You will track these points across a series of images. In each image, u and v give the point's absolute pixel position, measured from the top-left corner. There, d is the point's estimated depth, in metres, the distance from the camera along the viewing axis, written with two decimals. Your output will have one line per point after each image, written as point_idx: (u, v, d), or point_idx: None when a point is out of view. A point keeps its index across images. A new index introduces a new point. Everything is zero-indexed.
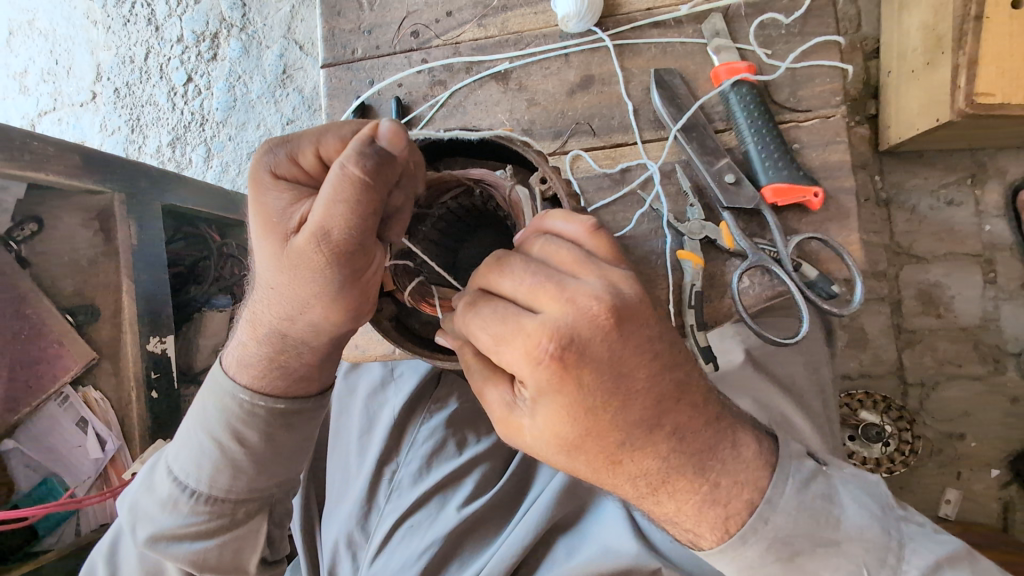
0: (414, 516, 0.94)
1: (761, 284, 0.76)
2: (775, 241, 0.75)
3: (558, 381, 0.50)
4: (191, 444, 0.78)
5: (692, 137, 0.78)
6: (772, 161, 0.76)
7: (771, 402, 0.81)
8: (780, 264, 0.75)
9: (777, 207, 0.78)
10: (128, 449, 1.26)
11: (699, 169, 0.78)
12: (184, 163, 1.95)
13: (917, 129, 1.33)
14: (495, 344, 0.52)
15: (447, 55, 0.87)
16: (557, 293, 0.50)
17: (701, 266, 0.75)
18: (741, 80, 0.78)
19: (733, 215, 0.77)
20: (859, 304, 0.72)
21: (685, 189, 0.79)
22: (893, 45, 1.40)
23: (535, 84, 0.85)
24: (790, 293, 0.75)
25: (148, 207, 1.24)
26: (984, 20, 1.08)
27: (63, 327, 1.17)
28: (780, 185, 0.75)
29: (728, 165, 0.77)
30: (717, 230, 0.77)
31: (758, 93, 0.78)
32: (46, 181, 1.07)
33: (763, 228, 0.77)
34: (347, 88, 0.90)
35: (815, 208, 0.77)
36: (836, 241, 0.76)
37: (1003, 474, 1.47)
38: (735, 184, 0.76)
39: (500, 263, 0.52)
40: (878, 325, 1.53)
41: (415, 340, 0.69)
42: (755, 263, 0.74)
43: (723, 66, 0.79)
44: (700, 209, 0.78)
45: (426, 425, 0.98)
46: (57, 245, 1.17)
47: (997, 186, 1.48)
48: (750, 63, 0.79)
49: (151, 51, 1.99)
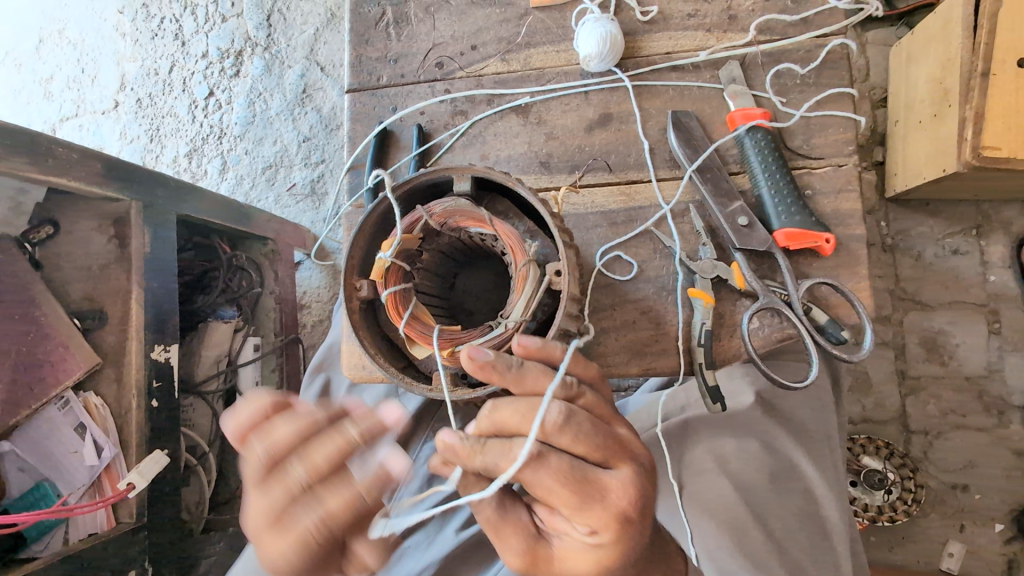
0: (411, 537, 1.00)
1: (770, 327, 0.77)
2: (787, 283, 0.76)
3: (621, 531, 0.58)
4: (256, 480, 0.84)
5: (707, 178, 0.80)
6: (785, 206, 0.77)
7: (778, 445, 0.89)
8: (790, 307, 0.75)
9: (789, 251, 0.79)
10: (124, 458, 1.21)
11: (713, 211, 0.79)
12: (200, 174, 1.98)
13: (923, 179, 1.35)
14: (576, 510, 0.57)
15: (470, 87, 0.90)
16: (620, 453, 0.59)
17: (712, 305, 0.76)
18: (756, 126, 0.80)
19: (745, 256, 0.78)
20: (869, 352, 0.73)
21: (698, 229, 0.80)
22: (900, 97, 1.43)
23: (554, 119, 0.87)
24: (800, 337, 0.75)
25: (164, 217, 1.24)
26: (990, 77, 1.11)
27: (71, 331, 1.18)
28: (793, 230, 0.76)
29: (741, 208, 0.78)
30: (729, 270, 0.77)
31: (773, 140, 0.80)
32: (67, 186, 1.08)
33: (774, 270, 0.78)
34: (370, 113, 0.92)
35: (826, 254, 0.78)
36: (847, 288, 0.76)
37: (1007, 529, 1.45)
38: (748, 226, 0.77)
39: (571, 420, 0.57)
40: (882, 370, 1.52)
41: (371, 331, 0.68)
42: (765, 304, 0.75)
43: (739, 111, 0.81)
44: (712, 249, 0.79)
45: (426, 447, 1.02)
46: (74, 250, 1.21)
47: (1002, 237, 1.49)
48: (765, 110, 0.81)
49: (176, 65, 2.04)
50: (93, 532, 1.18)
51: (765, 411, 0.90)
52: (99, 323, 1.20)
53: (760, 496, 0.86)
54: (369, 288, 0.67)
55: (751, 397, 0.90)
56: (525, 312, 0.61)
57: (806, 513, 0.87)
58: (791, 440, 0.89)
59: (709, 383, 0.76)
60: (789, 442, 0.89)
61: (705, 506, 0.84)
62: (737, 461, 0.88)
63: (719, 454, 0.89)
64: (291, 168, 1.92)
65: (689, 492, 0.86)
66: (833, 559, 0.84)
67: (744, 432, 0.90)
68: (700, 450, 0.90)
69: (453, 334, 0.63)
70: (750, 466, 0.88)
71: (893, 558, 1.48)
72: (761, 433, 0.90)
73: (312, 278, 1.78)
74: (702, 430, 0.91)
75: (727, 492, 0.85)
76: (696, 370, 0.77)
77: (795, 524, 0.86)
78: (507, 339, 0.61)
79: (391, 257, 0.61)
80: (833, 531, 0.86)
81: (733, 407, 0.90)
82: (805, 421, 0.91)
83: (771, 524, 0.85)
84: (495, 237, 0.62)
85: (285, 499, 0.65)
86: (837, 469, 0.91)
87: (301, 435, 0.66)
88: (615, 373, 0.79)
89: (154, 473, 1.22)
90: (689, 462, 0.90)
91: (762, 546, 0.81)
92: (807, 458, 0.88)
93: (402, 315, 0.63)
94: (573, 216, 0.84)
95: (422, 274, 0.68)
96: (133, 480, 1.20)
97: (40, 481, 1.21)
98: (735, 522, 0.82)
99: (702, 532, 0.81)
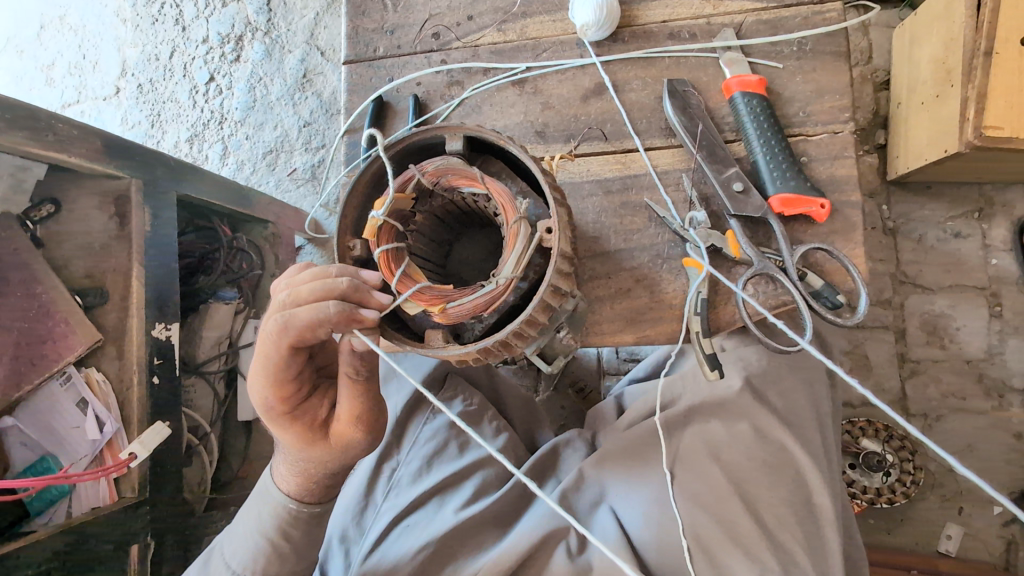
0: (411, 517, 0.96)
1: (766, 292, 0.77)
2: (781, 250, 0.76)
3: None
4: (258, 497, 0.85)
5: (702, 146, 0.80)
6: (780, 172, 0.77)
7: (771, 434, 0.87)
8: (784, 271, 0.75)
9: (784, 217, 0.79)
10: (126, 432, 1.21)
11: (708, 176, 0.79)
12: (201, 159, 1.98)
13: (925, 159, 1.34)
14: None
15: (466, 57, 0.90)
16: None
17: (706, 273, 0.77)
18: (753, 92, 0.80)
19: (740, 222, 0.78)
20: (864, 316, 0.73)
21: (692, 198, 0.80)
22: (903, 77, 1.42)
23: (550, 89, 0.87)
24: (796, 302, 0.75)
25: (164, 197, 1.25)
26: (994, 55, 1.10)
27: (71, 307, 1.19)
28: (788, 195, 0.76)
29: (737, 173, 0.78)
30: (723, 239, 0.77)
31: (768, 106, 0.79)
32: (68, 163, 1.08)
33: (769, 237, 0.78)
34: (367, 84, 0.92)
35: (820, 220, 0.78)
36: (842, 253, 0.76)
37: (1006, 511, 1.45)
38: (743, 193, 0.77)
39: None
40: (882, 353, 1.52)
41: None
42: (760, 270, 0.75)
43: (735, 78, 0.81)
44: (706, 216, 0.78)
45: (429, 426, 1.02)
46: (76, 227, 1.21)
47: (1004, 221, 1.49)
48: (761, 77, 0.81)
49: (176, 50, 2.04)
50: (95, 505, 1.19)
51: (758, 391, 0.88)
52: (101, 300, 1.21)
53: (754, 487, 0.85)
54: (363, 248, 0.68)
55: (740, 382, 0.87)
56: (516, 269, 0.61)
57: (801, 505, 0.85)
58: (780, 422, 0.87)
59: (706, 351, 0.76)
60: (779, 429, 0.86)
61: (696, 496, 0.84)
62: (730, 451, 0.86)
63: (711, 442, 0.87)
64: (291, 153, 1.92)
65: (681, 484, 0.85)
66: (821, 542, 0.84)
67: (734, 418, 0.87)
68: (691, 439, 0.88)
69: (441, 291, 0.62)
70: (743, 454, 0.86)
71: (891, 540, 1.48)
72: (752, 419, 0.87)
73: (313, 262, 1.79)
74: (694, 417, 0.89)
75: (718, 481, 0.84)
76: (693, 337, 0.77)
77: (789, 515, 0.84)
78: (497, 295, 0.61)
79: (383, 215, 0.62)
80: (825, 520, 0.85)
81: (724, 392, 0.88)
82: (795, 400, 0.89)
83: (763, 515, 0.83)
84: (487, 197, 0.63)
85: (268, 347, 0.71)
86: (823, 450, 0.89)
87: (285, 326, 0.65)
88: (610, 341, 0.80)
89: (156, 444, 1.23)
90: (682, 452, 0.88)
91: (756, 540, 0.81)
92: (800, 445, 0.86)
93: (394, 272, 0.63)
94: (569, 185, 0.84)
95: (416, 236, 0.68)
96: (136, 451, 1.21)
97: (42, 454, 1.22)
98: (725, 515, 0.83)
99: (694, 522, 0.83)
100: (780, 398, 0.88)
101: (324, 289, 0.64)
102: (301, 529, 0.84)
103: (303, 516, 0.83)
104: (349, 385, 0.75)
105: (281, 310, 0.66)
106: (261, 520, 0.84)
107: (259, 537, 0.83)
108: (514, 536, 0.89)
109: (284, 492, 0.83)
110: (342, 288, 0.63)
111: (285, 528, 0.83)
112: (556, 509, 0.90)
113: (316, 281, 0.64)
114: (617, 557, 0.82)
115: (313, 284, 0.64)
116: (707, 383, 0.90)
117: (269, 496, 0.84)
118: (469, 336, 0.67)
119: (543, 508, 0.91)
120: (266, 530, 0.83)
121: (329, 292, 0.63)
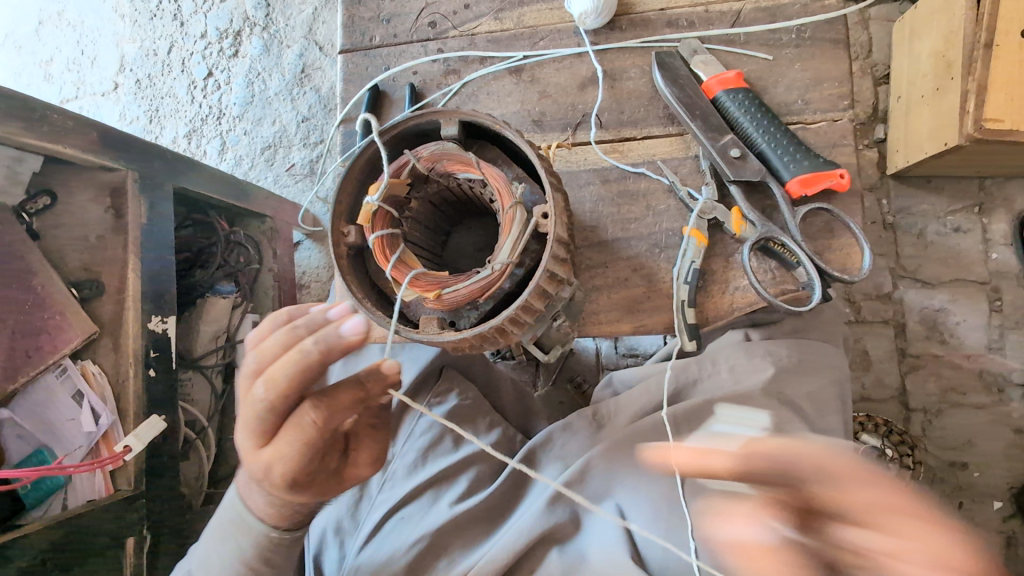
0: (406, 508, 0.96)
1: (764, 266, 0.78)
2: (785, 216, 0.76)
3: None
4: (232, 536, 0.78)
5: (696, 115, 0.79)
6: (791, 156, 0.76)
7: (796, 438, 0.83)
8: (787, 233, 0.75)
9: (804, 198, 0.77)
10: (122, 425, 1.21)
11: (703, 145, 0.78)
12: (199, 154, 1.98)
13: (925, 152, 1.34)
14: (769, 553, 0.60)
15: (463, 46, 0.89)
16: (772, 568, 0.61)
17: (704, 245, 0.76)
18: (734, 89, 0.79)
19: (740, 188, 0.78)
20: (868, 271, 0.73)
21: (703, 169, 0.80)
22: (903, 70, 1.41)
23: (547, 77, 0.86)
24: (802, 264, 0.74)
25: (161, 189, 1.24)
26: (994, 48, 1.08)
27: (68, 299, 1.19)
28: (805, 176, 0.75)
29: (733, 140, 0.77)
30: (727, 213, 0.77)
31: (753, 97, 0.79)
32: (64, 154, 1.08)
33: (773, 210, 0.78)
34: (363, 74, 0.92)
35: (842, 189, 0.77)
36: (845, 217, 0.76)
37: (1005, 506, 1.44)
38: (741, 158, 0.77)
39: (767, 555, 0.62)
40: (882, 347, 1.52)
41: (357, 278, 0.69)
42: (764, 235, 0.74)
43: (713, 78, 0.80)
44: (713, 190, 0.78)
45: (425, 419, 1.02)
46: (72, 219, 1.21)
47: (1005, 215, 1.48)
48: (738, 71, 0.80)
49: (174, 46, 2.04)
50: (93, 498, 1.18)
51: (783, 393, 0.86)
52: (97, 293, 1.21)
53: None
54: (358, 234, 0.68)
55: (770, 372, 0.86)
56: (512, 255, 0.60)
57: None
58: (807, 426, 0.84)
59: (688, 321, 0.76)
60: (800, 429, 0.83)
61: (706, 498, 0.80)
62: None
63: None
64: (290, 147, 1.91)
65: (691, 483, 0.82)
66: None
67: None
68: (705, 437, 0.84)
69: (437, 279, 0.62)
70: None
71: None
72: (772, 417, 0.83)
73: (311, 258, 1.79)
74: (711, 410, 0.86)
75: None
76: (679, 307, 0.76)
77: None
78: (494, 281, 0.61)
79: (378, 201, 0.62)
80: None
81: (745, 388, 0.86)
82: (822, 396, 0.87)
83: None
84: (483, 182, 0.62)
85: (277, 439, 0.65)
86: None
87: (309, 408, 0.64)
88: (608, 330, 0.80)
89: (151, 436, 1.23)
90: None
91: None
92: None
93: (389, 259, 0.63)
94: (566, 173, 0.84)
95: (411, 223, 0.68)
96: (131, 443, 1.20)
97: (39, 447, 1.21)
98: None
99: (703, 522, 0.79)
100: (806, 400, 0.86)
101: (299, 364, 0.62)
102: (283, 553, 0.80)
103: (284, 541, 0.79)
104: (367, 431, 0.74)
105: (270, 401, 0.64)
106: (241, 549, 0.79)
107: (241, 561, 0.79)
108: (498, 539, 0.88)
109: (264, 522, 0.77)
110: (317, 356, 0.62)
111: (267, 554, 0.79)
112: (549, 502, 0.88)
113: (288, 359, 0.62)
114: (615, 557, 0.80)
115: (283, 365, 0.62)
116: (731, 377, 0.88)
117: (245, 524, 0.77)
118: (464, 323, 0.67)
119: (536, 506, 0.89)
120: (248, 558, 0.79)
121: (310, 367, 0.62)
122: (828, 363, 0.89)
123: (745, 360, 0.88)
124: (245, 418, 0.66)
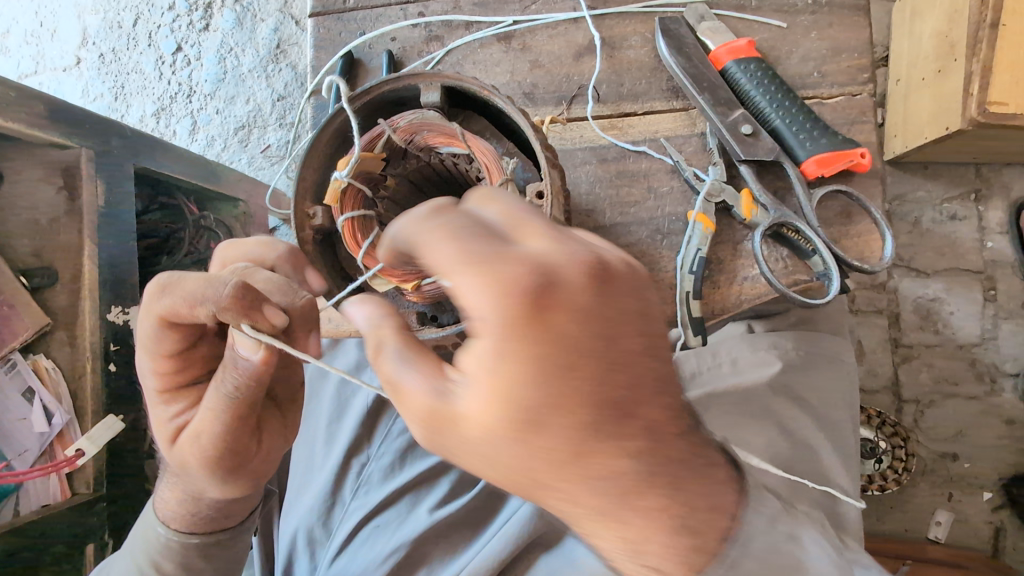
0: (382, 516, 0.89)
1: (774, 252, 0.72)
2: (798, 198, 0.70)
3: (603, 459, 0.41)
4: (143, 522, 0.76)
5: (703, 88, 0.72)
6: (807, 133, 0.70)
7: (799, 429, 0.79)
8: (802, 218, 0.70)
9: (820, 180, 0.72)
10: (78, 424, 1.12)
11: (711, 121, 0.72)
12: (167, 134, 1.86)
13: (925, 137, 1.29)
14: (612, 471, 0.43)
15: (446, 11, 0.81)
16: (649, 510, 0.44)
17: (711, 231, 0.70)
18: (745, 59, 0.73)
19: (751, 169, 0.72)
20: (890, 260, 0.69)
21: (710, 147, 0.74)
22: (903, 52, 1.36)
23: (539, 45, 0.79)
24: (816, 252, 0.69)
25: (121, 170, 1.13)
26: (1000, 28, 1.04)
27: (17, 289, 1.09)
28: (823, 155, 0.69)
29: (744, 116, 0.71)
30: (736, 196, 0.71)
31: (766, 68, 0.73)
32: (4, 129, 0.98)
33: (787, 193, 0.72)
34: (336, 39, 0.83)
35: (862, 170, 0.71)
36: (861, 197, 0.71)
37: (995, 497, 1.42)
38: (752, 135, 0.71)
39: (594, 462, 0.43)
40: (875, 339, 1.48)
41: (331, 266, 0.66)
42: (776, 221, 0.69)
43: (723, 48, 0.73)
44: (721, 170, 0.72)
45: (402, 419, 0.94)
46: (21, 201, 1.10)
47: (1001, 202, 1.45)
48: (750, 40, 0.74)
49: (140, 18, 1.91)
50: (48, 503, 1.09)
51: (786, 389, 0.81)
52: (49, 282, 1.11)
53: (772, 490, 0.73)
54: (326, 216, 0.63)
55: (778, 364, 0.81)
56: None
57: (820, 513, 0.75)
58: (812, 422, 0.80)
59: (693, 314, 0.70)
60: (809, 427, 0.79)
61: None
62: (751, 449, 0.75)
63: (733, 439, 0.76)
64: (264, 127, 1.81)
65: None
66: None
67: (758, 414, 0.78)
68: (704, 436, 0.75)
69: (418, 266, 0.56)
70: (766, 454, 0.75)
71: (880, 527, 1.45)
72: (777, 415, 0.79)
73: None
74: (714, 405, 0.80)
75: None
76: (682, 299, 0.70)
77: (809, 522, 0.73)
78: None
79: (348, 177, 0.55)
80: (849, 531, 0.75)
81: (749, 382, 0.81)
82: (831, 390, 0.82)
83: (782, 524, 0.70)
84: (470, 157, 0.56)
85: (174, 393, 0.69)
86: (855, 456, 0.81)
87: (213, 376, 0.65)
88: None
89: (107, 438, 1.14)
90: None
91: None
92: (830, 449, 0.78)
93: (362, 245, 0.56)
94: (560, 152, 0.77)
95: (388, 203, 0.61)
96: (85, 447, 1.11)
97: None
98: None
99: None
100: (810, 393, 0.82)
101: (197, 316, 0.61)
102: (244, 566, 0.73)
103: None
104: (225, 416, 0.65)
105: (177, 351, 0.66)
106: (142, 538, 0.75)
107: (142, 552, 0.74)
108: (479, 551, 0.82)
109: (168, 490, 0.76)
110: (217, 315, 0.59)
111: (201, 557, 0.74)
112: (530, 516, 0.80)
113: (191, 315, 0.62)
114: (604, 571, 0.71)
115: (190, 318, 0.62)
116: (731, 372, 0.83)
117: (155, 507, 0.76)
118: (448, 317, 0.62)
119: (522, 508, 0.82)
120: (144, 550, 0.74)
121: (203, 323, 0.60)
122: (837, 359, 0.84)
123: (750, 353, 0.84)
124: (171, 366, 0.68)
